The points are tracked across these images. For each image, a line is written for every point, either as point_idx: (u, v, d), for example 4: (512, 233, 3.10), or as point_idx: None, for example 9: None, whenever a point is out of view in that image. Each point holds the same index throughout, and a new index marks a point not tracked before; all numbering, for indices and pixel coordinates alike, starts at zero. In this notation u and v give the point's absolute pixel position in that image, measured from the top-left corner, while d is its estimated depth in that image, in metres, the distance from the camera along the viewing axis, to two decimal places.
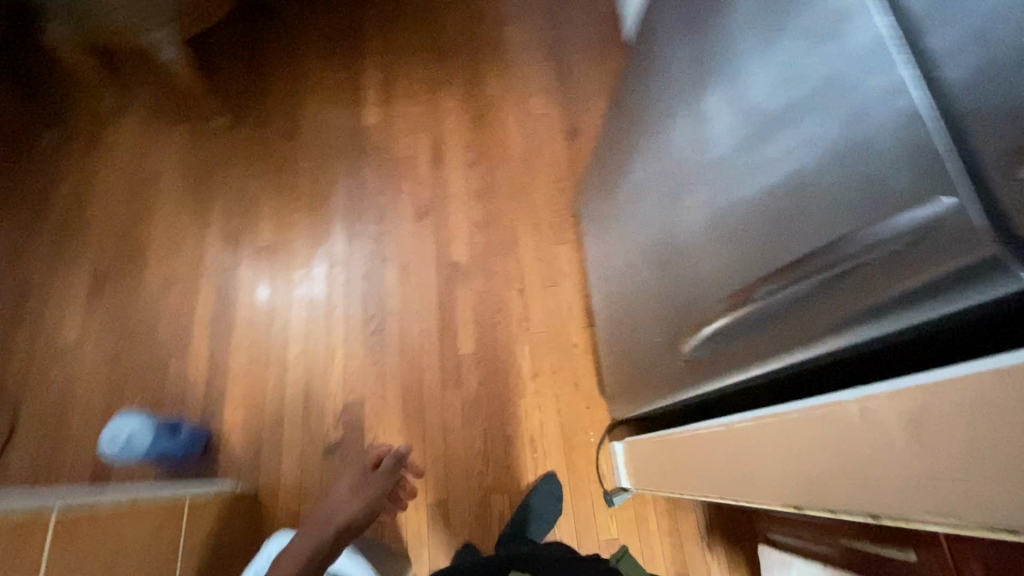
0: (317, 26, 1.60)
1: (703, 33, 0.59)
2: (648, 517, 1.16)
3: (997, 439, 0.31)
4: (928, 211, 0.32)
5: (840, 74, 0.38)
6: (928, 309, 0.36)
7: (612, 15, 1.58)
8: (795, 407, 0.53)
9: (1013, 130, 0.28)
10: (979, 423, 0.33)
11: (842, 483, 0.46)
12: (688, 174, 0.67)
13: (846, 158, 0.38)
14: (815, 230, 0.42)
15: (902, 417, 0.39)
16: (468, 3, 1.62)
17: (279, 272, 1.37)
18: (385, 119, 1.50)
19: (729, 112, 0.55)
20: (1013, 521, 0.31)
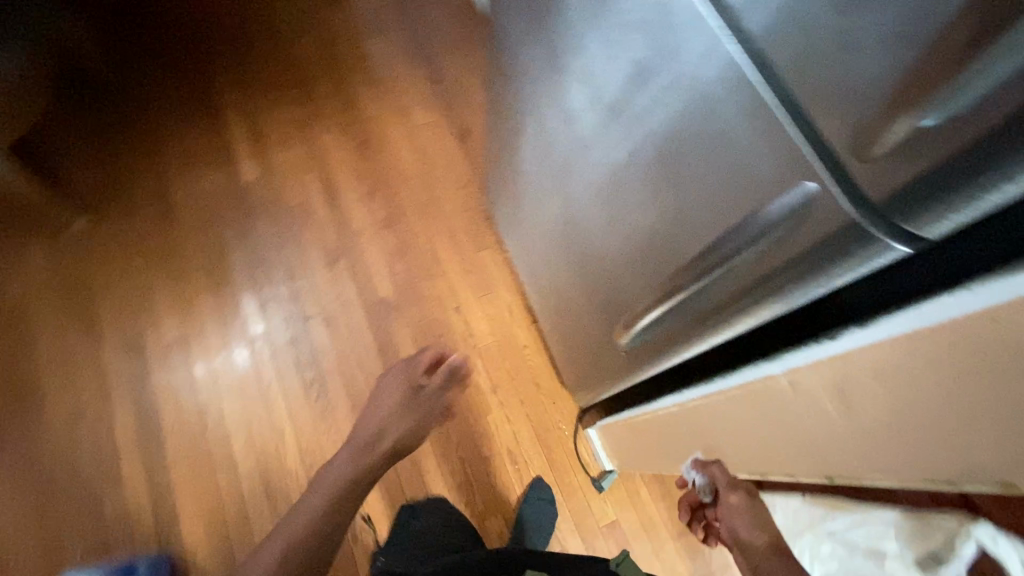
0: (160, 90, 1.46)
1: (553, 41, 0.60)
2: (638, 489, 1.18)
3: (917, 401, 0.33)
4: (797, 194, 0.35)
5: (683, 76, 0.40)
6: (823, 281, 0.39)
7: (467, 5, 1.54)
8: (732, 383, 0.54)
9: (845, 116, 0.30)
10: (897, 388, 0.34)
11: (792, 447, 0.49)
12: (578, 175, 0.68)
13: (712, 153, 0.40)
14: (704, 220, 0.45)
15: (829, 388, 0.40)
16: (316, 25, 1.52)
17: (197, 365, 1.27)
18: (264, 170, 1.40)
19: (598, 115, 0.57)
20: (953, 472, 0.33)
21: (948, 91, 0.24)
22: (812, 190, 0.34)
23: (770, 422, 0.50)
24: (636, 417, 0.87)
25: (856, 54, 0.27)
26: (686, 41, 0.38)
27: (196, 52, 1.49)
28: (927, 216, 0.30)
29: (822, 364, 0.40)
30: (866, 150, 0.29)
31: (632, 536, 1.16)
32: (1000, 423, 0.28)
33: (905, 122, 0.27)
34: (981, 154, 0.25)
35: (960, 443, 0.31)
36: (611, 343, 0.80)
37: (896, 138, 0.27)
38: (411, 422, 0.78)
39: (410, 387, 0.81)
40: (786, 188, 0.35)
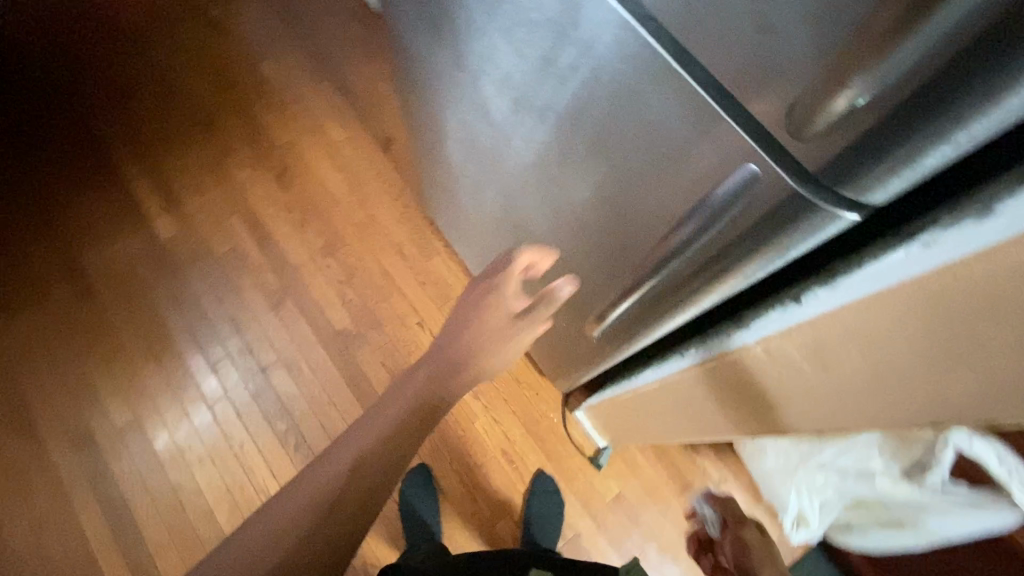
0: (45, 159, 1.33)
1: (459, 42, 0.58)
2: (635, 457, 1.20)
3: (891, 357, 0.33)
4: (739, 177, 0.34)
5: (599, 69, 0.39)
6: (778, 253, 0.38)
7: (360, 7, 1.46)
8: (707, 355, 0.54)
9: (779, 90, 0.29)
10: (870, 346, 0.34)
11: (778, 408, 0.49)
12: (514, 173, 0.67)
13: (647, 141, 0.39)
14: (654, 205, 0.44)
15: (805, 351, 0.40)
16: (203, 56, 1.41)
17: (159, 443, 1.18)
18: (182, 222, 1.30)
19: (523, 113, 0.55)
20: (937, 414, 0.33)
21: (885, 55, 0.23)
22: (754, 174, 0.33)
23: (753, 388, 0.50)
24: (620, 394, 0.87)
25: (779, 31, 0.27)
26: (597, 34, 0.37)
27: (77, 110, 1.36)
28: (871, 181, 0.29)
29: (794, 329, 0.41)
30: (803, 126, 0.29)
31: (639, 504, 1.18)
32: (976, 370, 0.28)
33: (842, 93, 0.26)
34: (919, 113, 0.25)
35: (940, 391, 0.32)
36: (581, 331, 0.79)
37: (841, 108, 0.26)
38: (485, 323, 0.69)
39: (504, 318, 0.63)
40: (727, 171, 0.34)
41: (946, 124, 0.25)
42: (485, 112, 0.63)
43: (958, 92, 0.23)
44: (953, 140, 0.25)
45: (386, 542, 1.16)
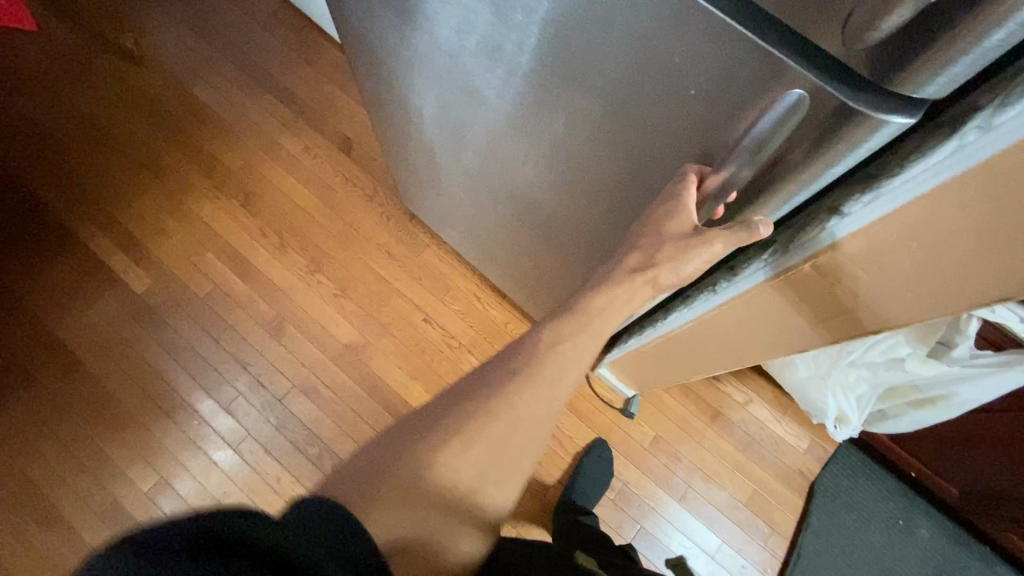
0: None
1: (425, 26, 0.57)
2: (663, 399, 1.24)
3: (955, 247, 0.35)
4: (783, 104, 0.35)
5: (602, 22, 0.39)
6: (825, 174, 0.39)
7: (284, 8, 1.38)
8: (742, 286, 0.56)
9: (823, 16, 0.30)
10: (931, 240, 0.36)
11: (826, 319, 0.51)
12: (505, 149, 0.66)
13: (664, 85, 0.40)
14: (677, 147, 0.45)
15: (857, 258, 0.42)
16: (130, 92, 1.32)
17: (192, 498, 1.15)
18: (156, 270, 1.24)
19: (510, 87, 0.54)
20: (1003, 291, 0.35)
21: None
22: (801, 96, 0.34)
23: (798, 304, 0.52)
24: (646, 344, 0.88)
25: None
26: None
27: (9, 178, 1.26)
28: (927, 81, 0.29)
29: (845, 240, 0.41)
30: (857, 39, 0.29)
31: (676, 442, 1.22)
32: None
33: (892, 13, 0.26)
34: (973, 6, 0.25)
35: (1008, 269, 0.33)
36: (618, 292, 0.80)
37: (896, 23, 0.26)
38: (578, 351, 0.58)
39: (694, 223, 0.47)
40: (771, 100, 0.35)
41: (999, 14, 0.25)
42: (473, 97, 0.62)
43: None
44: (1016, 20, 0.25)
45: None
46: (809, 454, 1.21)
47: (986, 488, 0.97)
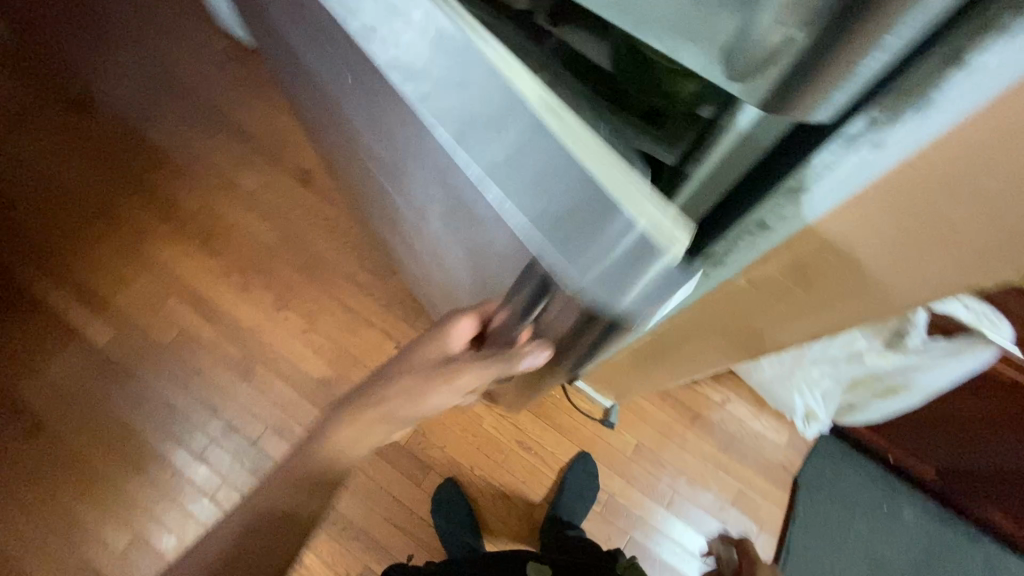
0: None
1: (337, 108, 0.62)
2: (642, 405, 1.24)
3: (885, 256, 0.36)
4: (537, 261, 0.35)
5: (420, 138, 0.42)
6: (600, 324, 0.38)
7: (232, 45, 1.37)
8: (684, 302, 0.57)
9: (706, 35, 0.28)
10: (857, 248, 0.37)
11: (770, 325, 0.52)
12: (437, 215, 0.71)
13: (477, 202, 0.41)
14: (503, 261, 0.46)
15: (787, 270, 0.43)
16: (79, 141, 1.29)
17: (171, 553, 1.12)
18: (117, 320, 1.21)
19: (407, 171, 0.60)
20: (939, 291, 0.37)
21: None
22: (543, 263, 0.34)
23: (741, 314, 0.53)
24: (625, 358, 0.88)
25: None
26: (416, 43, 0.31)
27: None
28: (816, 107, 0.28)
29: (771, 254, 0.42)
30: (738, 69, 0.28)
31: (659, 447, 1.22)
32: (981, 242, 0.31)
33: (775, 27, 0.25)
34: (837, 33, 0.24)
35: (937, 271, 0.35)
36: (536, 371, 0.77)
37: (782, 36, 0.25)
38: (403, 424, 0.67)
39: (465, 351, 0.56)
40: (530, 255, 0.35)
41: (870, 36, 0.23)
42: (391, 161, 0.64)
43: (868, 10, 0.22)
44: (884, 48, 0.24)
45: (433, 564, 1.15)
46: (789, 447, 1.22)
47: (954, 463, 0.99)
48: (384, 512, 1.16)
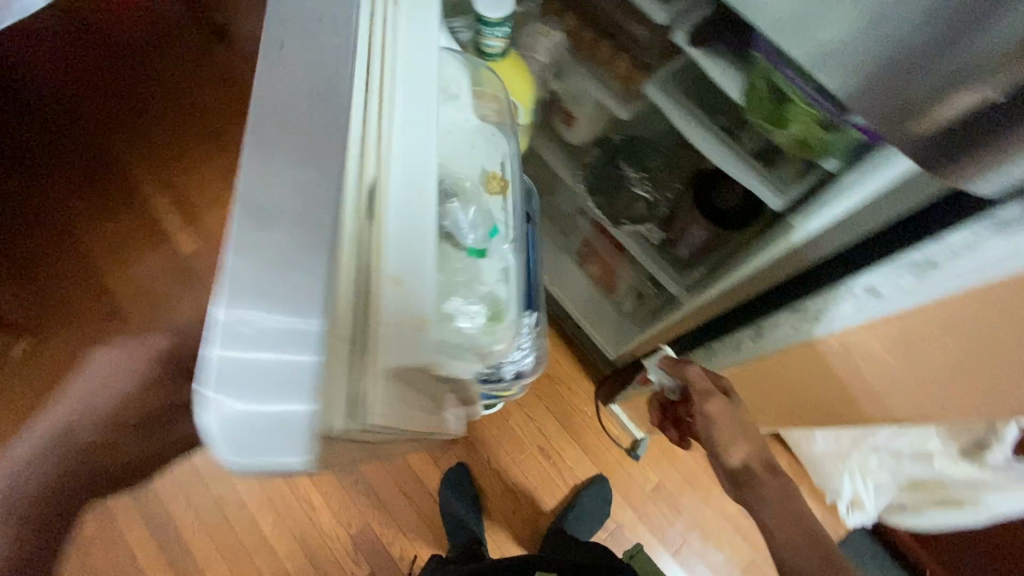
0: (49, 174, 1.28)
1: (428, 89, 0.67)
2: (672, 445, 1.21)
3: (986, 339, 0.39)
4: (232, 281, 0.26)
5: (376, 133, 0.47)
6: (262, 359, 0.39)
7: None
8: (766, 344, 0.59)
9: (882, 96, 0.34)
10: (966, 329, 0.40)
11: (843, 395, 0.53)
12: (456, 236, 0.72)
13: None
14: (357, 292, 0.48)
15: (887, 337, 0.45)
16: (212, 68, 1.39)
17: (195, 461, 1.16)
18: (205, 238, 1.31)
19: None
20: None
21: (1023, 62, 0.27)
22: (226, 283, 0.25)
23: (816, 376, 0.54)
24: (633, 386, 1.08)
25: (893, 20, 0.31)
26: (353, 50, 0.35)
27: (78, 118, 1.30)
28: (983, 179, 0.32)
29: (882, 318, 0.44)
30: (908, 122, 0.33)
31: (680, 492, 1.18)
32: None
33: (967, 92, 0.30)
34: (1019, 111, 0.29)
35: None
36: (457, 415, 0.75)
37: (970, 101, 0.30)
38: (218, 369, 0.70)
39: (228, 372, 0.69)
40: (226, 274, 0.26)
41: None
42: None
43: None
44: None
45: (431, 542, 1.15)
46: None
47: None
48: (397, 479, 1.17)
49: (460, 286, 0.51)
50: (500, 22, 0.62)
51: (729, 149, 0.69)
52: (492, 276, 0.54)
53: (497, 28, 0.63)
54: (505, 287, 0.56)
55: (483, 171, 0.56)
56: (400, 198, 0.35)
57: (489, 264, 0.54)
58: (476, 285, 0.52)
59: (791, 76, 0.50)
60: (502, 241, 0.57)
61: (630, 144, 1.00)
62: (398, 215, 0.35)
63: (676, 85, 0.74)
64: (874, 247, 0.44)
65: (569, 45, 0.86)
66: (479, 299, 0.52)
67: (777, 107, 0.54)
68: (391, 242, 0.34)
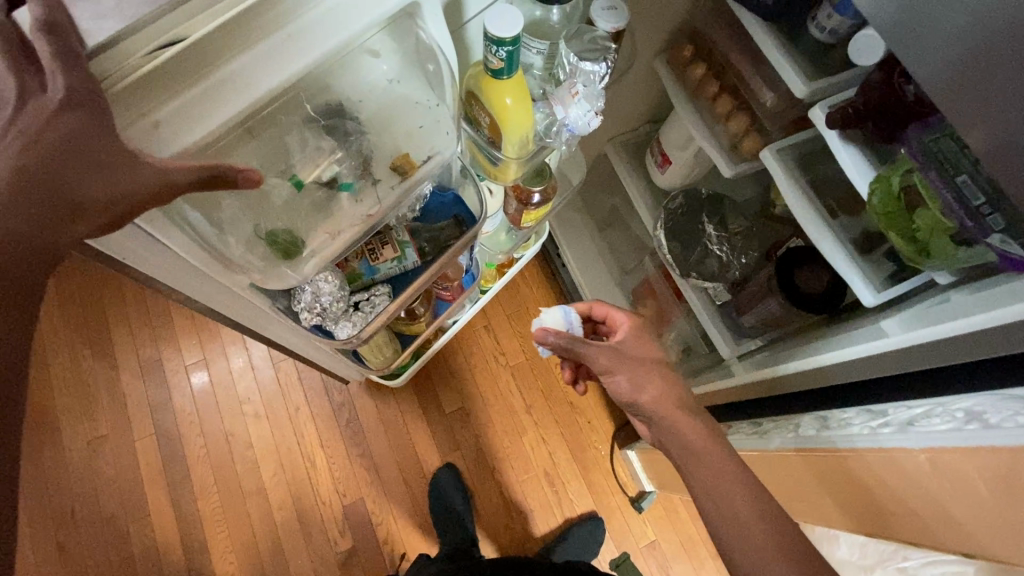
0: None
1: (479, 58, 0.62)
2: (677, 507, 1.19)
3: None
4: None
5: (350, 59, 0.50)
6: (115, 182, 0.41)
7: None
8: (838, 437, 0.58)
9: None
10: None
11: (898, 516, 0.51)
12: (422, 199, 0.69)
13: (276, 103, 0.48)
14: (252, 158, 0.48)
15: (987, 472, 0.42)
16: None
17: (218, 389, 1.19)
18: None
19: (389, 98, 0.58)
20: None
21: None
22: None
23: (880, 488, 0.52)
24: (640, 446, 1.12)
25: None
26: None
27: None
28: None
29: (986, 449, 0.42)
30: None
31: (674, 556, 1.16)
32: None
33: None
34: None
35: None
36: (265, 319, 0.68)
37: None
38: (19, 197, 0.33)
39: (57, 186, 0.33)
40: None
41: None
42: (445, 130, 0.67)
43: None
44: None
45: (418, 536, 1.14)
46: None
47: None
48: (402, 463, 1.18)
49: (260, 198, 0.50)
50: (501, 42, 0.48)
51: (833, 233, 0.69)
52: (303, 217, 0.53)
53: (500, 49, 0.49)
54: (323, 242, 0.53)
55: (393, 152, 0.54)
56: (237, 99, 0.38)
57: (308, 208, 0.52)
58: (269, 206, 0.51)
59: (937, 182, 0.50)
60: (360, 205, 0.54)
61: (719, 202, 1.00)
62: (198, 95, 0.37)
63: (792, 157, 0.74)
64: (994, 375, 0.46)
65: (695, 98, 0.85)
66: (263, 227, 0.51)
67: (908, 213, 0.54)
68: (175, 104, 0.36)
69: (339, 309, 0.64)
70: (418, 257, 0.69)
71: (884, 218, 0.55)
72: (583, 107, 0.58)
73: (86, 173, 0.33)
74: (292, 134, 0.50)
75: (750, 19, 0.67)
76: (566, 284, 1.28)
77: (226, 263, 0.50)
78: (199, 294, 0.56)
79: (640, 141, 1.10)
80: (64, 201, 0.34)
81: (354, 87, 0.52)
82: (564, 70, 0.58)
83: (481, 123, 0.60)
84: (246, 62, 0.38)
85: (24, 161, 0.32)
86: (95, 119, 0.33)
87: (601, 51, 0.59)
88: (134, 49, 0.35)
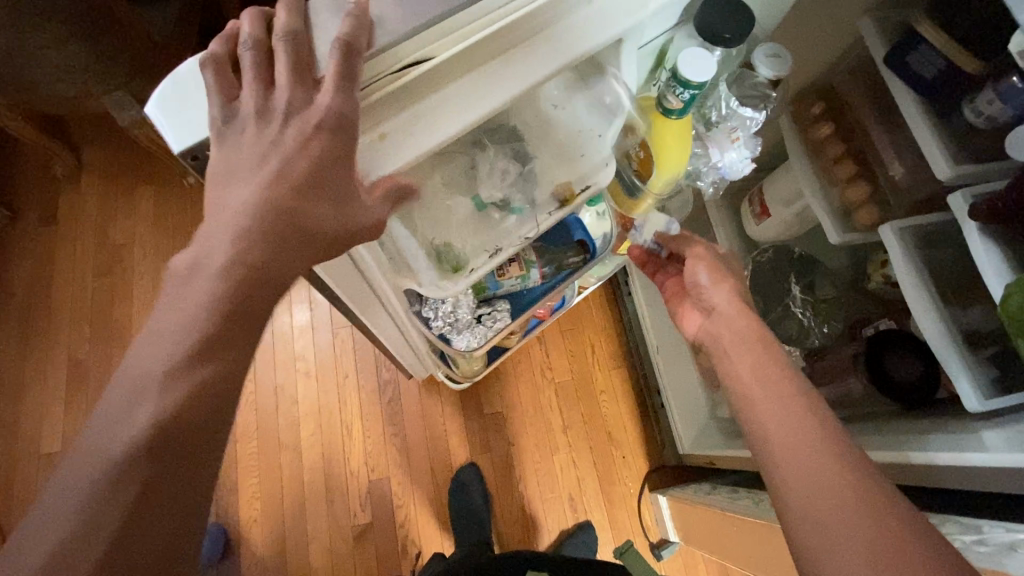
0: None
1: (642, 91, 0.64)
2: (697, 563, 1.16)
3: None
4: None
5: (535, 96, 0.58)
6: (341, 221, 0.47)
7: None
8: None
9: None
10: None
11: None
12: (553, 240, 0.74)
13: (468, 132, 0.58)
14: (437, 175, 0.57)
15: None
16: None
17: (276, 340, 1.24)
18: None
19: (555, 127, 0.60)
20: None
21: None
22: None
23: None
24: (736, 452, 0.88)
25: None
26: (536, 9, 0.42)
27: None
28: None
29: None
30: None
31: None
32: None
33: None
34: None
35: None
36: (372, 320, 0.73)
37: None
38: (214, 152, 0.37)
39: (280, 181, 0.37)
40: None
41: None
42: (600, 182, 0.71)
43: None
44: None
45: (434, 527, 1.15)
46: None
47: None
48: (432, 451, 1.19)
49: (445, 213, 0.56)
50: (687, 86, 0.51)
51: (948, 330, 0.64)
52: (470, 234, 0.58)
53: (684, 91, 0.52)
54: (480, 260, 0.57)
55: (556, 180, 0.57)
56: (457, 113, 0.42)
57: (474, 227, 0.58)
58: (450, 220, 0.57)
59: None
60: (522, 226, 0.58)
61: (811, 265, 0.96)
62: (422, 109, 0.42)
63: (913, 237, 0.70)
64: None
65: (814, 155, 0.81)
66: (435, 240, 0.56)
67: None
68: (396, 120, 0.42)
69: (465, 321, 0.73)
70: (540, 277, 0.75)
71: (1015, 323, 0.51)
72: (740, 152, 0.66)
73: (312, 183, 0.38)
74: (482, 157, 0.57)
75: (899, 85, 0.64)
76: (630, 313, 1.27)
77: (401, 269, 0.56)
78: (348, 295, 0.61)
79: (738, 188, 1.08)
80: (293, 212, 0.38)
81: (529, 117, 0.59)
82: (717, 112, 0.64)
83: (632, 157, 0.65)
84: (467, 82, 0.42)
85: (225, 151, 0.37)
86: (279, 82, 0.36)
87: (762, 97, 0.64)
88: (387, 63, 0.38)
